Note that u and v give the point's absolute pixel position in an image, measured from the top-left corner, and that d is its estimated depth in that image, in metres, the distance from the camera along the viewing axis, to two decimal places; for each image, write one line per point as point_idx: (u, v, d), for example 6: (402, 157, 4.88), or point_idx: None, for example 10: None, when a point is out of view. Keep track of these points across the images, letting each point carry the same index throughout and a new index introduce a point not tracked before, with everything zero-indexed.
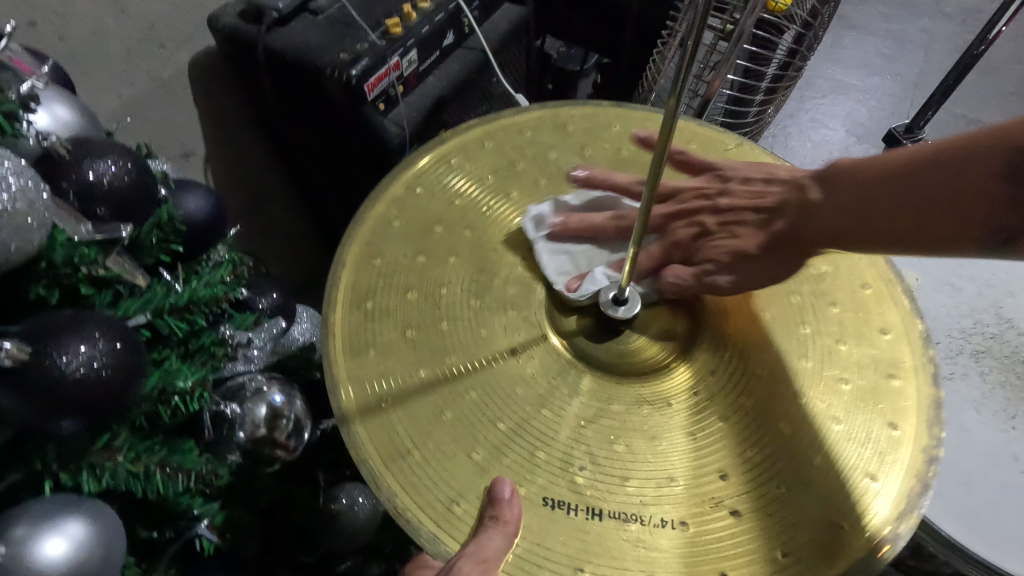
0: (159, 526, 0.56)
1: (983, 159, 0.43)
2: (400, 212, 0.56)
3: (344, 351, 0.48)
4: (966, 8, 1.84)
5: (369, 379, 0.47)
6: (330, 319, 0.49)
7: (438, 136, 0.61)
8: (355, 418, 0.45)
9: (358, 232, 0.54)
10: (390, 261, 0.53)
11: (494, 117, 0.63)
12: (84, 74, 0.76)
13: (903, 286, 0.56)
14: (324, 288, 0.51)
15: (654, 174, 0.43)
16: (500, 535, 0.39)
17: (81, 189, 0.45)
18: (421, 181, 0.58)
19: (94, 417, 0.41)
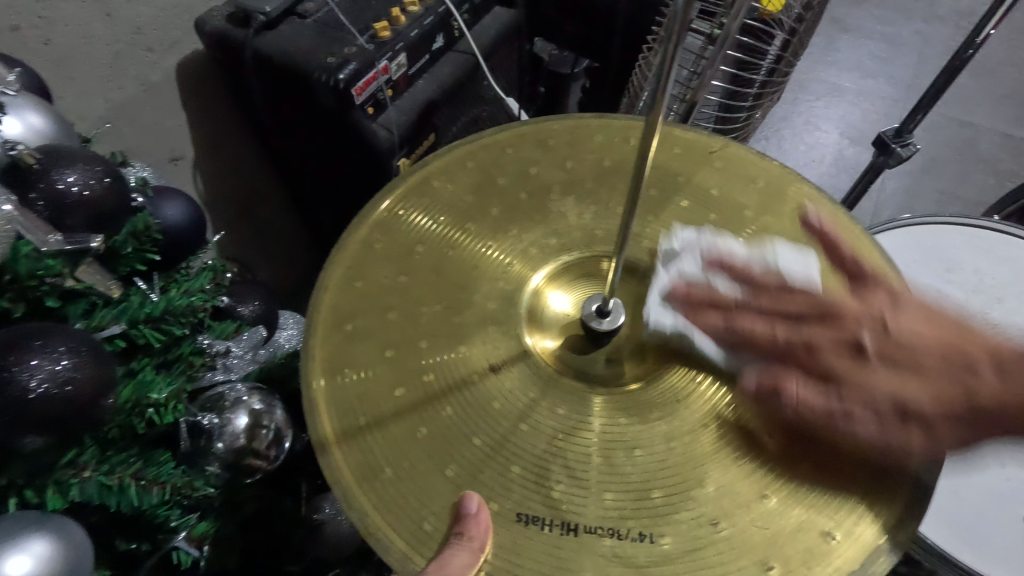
0: (137, 537, 0.56)
1: (980, 364, 0.45)
2: (382, 236, 0.55)
3: (321, 371, 0.48)
4: (960, 10, 1.84)
5: (347, 398, 0.47)
6: (311, 342, 0.49)
7: (421, 158, 0.60)
8: (332, 440, 0.45)
9: (341, 256, 0.53)
10: (373, 282, 0.53)
11: (474, 136, 0.62)
12: (69, 78, 0.76)
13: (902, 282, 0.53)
14: (305, 311, 0.51)
15: (629, 202, 0.43)
16: (464, 552, 0.39)
17: (50, 198, 0.44)
18: (404, 202, 0.56)
19: (63, 431, 0.40)
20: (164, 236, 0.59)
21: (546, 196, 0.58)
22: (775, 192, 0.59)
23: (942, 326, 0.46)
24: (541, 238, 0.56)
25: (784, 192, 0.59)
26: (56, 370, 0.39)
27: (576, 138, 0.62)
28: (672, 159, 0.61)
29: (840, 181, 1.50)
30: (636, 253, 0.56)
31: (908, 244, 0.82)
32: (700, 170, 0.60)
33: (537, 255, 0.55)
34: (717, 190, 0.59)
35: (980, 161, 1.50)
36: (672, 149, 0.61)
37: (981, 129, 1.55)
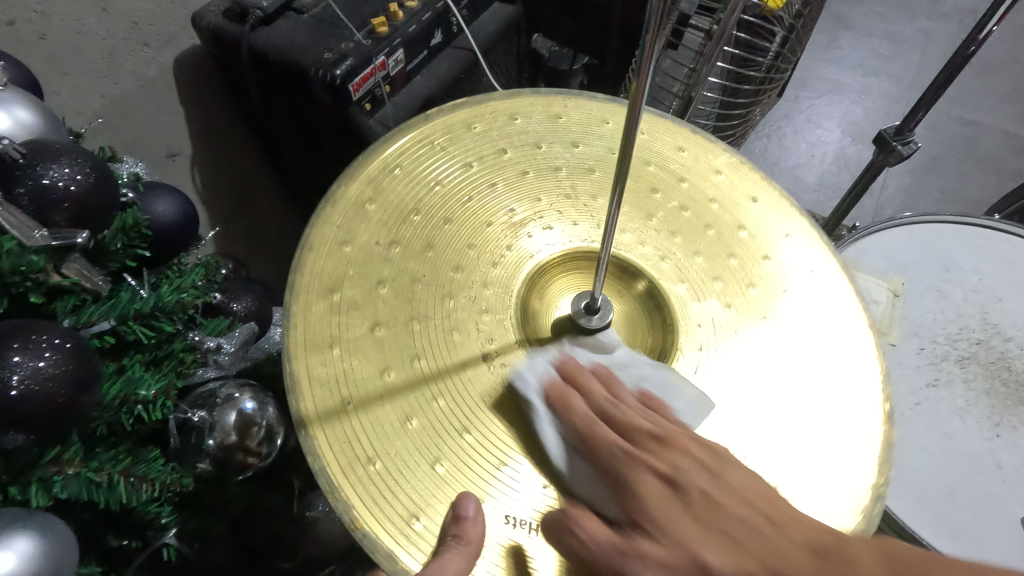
0: (128, 534, 0.55)
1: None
2: (375, 195, 0.53)
3: (306, 346, 0.46)
4: (963, 8, 1.83)
5: (331, 378, 0.45)
6: (293, 308, 0.47)
7: (423, 114, 0.59)
8: (314, 422, 0.44)
9: (331, 214, 0.52)
10: (362, 248, 0.51)
11: (485, 99, 0.61)
12: (64, 73, 0.76)
13: (866, 308, 0.54)
14: (289, 271, 0.49)
15: (617, 189, 0.42)
16: (461, 556, 0.38)
17: (35, 195, 0.43)
18: (402, 163, 0.55)
19: (47, 429, 0.39)
20: (153, 233, 0.59)
21: (541, 186, 0.58)
22: (767, 216, 0.58)
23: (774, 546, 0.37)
24: (535, 232, 0.55)
25: (778, 219, 0.58)
26: (38, 367, 0.38)
27: (582, 119, 0.62)
28: (669, 156, 0.60)
29: (841, 180, 1.49)
30: (632, 250, 0.55)
31: (908, 242, 0.82)
32: (696, 168, 0.60)
33: (531, 247, 0.55)
34: (713, 188, 0.58)
35: (982, 160, 1.49)
36: (670, 146, 0.61)
37: (984, 128, 1.54)
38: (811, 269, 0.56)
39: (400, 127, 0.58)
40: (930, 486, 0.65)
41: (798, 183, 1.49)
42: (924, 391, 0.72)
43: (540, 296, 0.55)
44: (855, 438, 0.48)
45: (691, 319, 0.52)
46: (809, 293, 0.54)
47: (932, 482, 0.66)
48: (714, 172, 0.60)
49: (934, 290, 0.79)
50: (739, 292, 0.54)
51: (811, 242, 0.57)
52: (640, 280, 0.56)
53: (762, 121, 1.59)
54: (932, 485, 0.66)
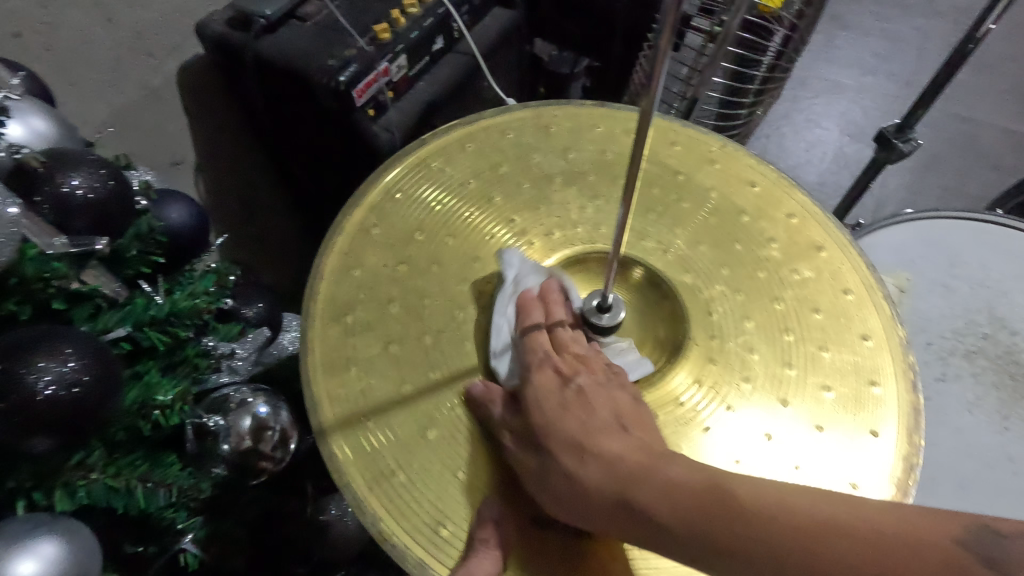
0: (145, 540, 0.56)
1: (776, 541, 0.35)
2: (379, 221, 0.55)
3: (323, 369, 0.48)
4: (959, 6, 1.84)
5: (350, 396, 0.47)
6: (309, 333, 0.49)
7: (418, 139, 0.60)
8: (335, 438, 0.45)
9: (338, 243, 0.53)
10: (370, 271, 0.53)
11: (474, 118, 0.62)
12: (71, 84, 0.76)
13: (884, 292, 0.54)
14: (303, 303, 0.50)
15: (625, 198, 0.43)
16: (489, 560, 0.39)
17: (55, 202, 0.44)
18: (402, 188, 0.57)
19: (71, 434, 0.40)
20: (168, 238, 0.59)
21: (548, 187, 0.59)
22: (770, 199, 0.59)
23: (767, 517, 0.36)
24: (543, 233, 0.56)
25: (780, 200, 0.59)
26: (64, 372, 0.39)
27: (576, 126, 0.63)
28: (672, 155, 0.61)
29: (840, 178, 1.50)
30: (639, 249, 0.56)
31: (912, 239, 0.82)
32: (702, 168, 0.60)
33: (541, 245, 0.56)
34: (717, 187, 0.59)
35: (982, 156, 1.50)
36: (673, 146, 0.61)
37: (981, 124, 1.55)
38: (820, 250, 0.56)
39: (397, 153, 0.59)
40: (942, 480, 0.66)
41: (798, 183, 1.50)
42: (934, 385, 0.73)
43: None
44: (877, 427, 0.48)
45: (702, 308, 0.53)
46: (820, 273, 0.55)
47: (945, 476, 0.66)
48: (708, 161, 0.61)
49: (939, 284, 0.80)
50: (750, 278, 0.54)
51: (819, 223, 0.58)
52: (636, 269, 0.56)
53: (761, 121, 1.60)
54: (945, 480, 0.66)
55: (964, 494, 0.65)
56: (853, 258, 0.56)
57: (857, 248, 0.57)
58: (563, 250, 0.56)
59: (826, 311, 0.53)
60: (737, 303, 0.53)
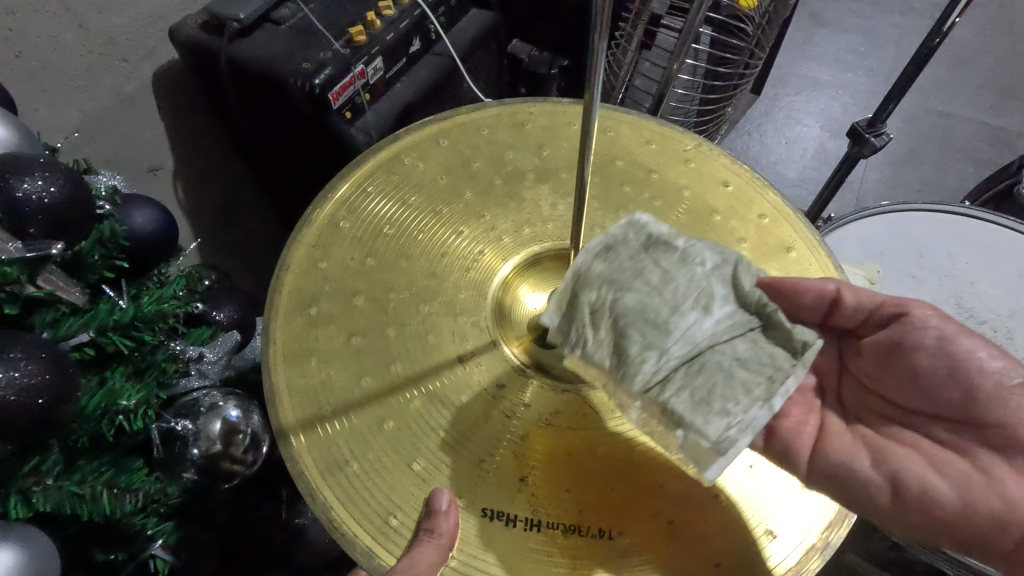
0: (115, 548, 0.55)
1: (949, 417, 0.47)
2: (349, 214, 0.55)
3: (285, 359, 0.48)
4: (935, 3, 1.87)
5: (310, 388, 0.47)
6: (272, 324, 0.49)
7: (393, 133, 0.61)
8: (293, 429, 0.45)
9: (306, 235, 0.53)
10: (337, 264, 0.52)
11: (450, 114, 0.62)
12: (42, 91, 0.76)
13: None
14: (268, 293, 0.51)
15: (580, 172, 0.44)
16: (433, 549, 0.39)
17: (8, 207, 0.43)
18: (373, 181, 0.57)
19: (23, 438, 0.40)
20: (131, 243, 0.59)
21: (520, 182, 0.59)
22: (743, 197, 0.59)
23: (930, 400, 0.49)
24: (513, 227, 0.56)
25: (753, 200, 0.59)
26: (14, 377, 0.38)
27: (551, 124, 0.63)
28: (646, 154, 0.61)
29: (820, 174, 1.51)
30: None
31: (883, 232, 0.83)
32: (673, 165, 0.61)
33: (510, 243, 0.56)
34: (691, 186, 0.59)
35: (958, 150, 1.52)
36: (646, 144, 0.62)
37: (958, 119, 1.57)
38: (790, 250, 0.56)
39: (372, 146, 0.59)
40: None
41: (779, 179, 1.52)
42: None
43: (516, 298, 0.55)
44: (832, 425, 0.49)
45: None
46: (789, 274, 0.55)
47: None
48: (683, 161, 0.61)
49: (908, 276, 0.80)
50: None
51: (790, 224, 0.58)
52: None
53: (742, 119, 1.62)
54: None
55: None
56: (821, 258, 0.57)
57: (828, 250, 0.57)
58: (532, 246, 0.56)
59: None
60: None
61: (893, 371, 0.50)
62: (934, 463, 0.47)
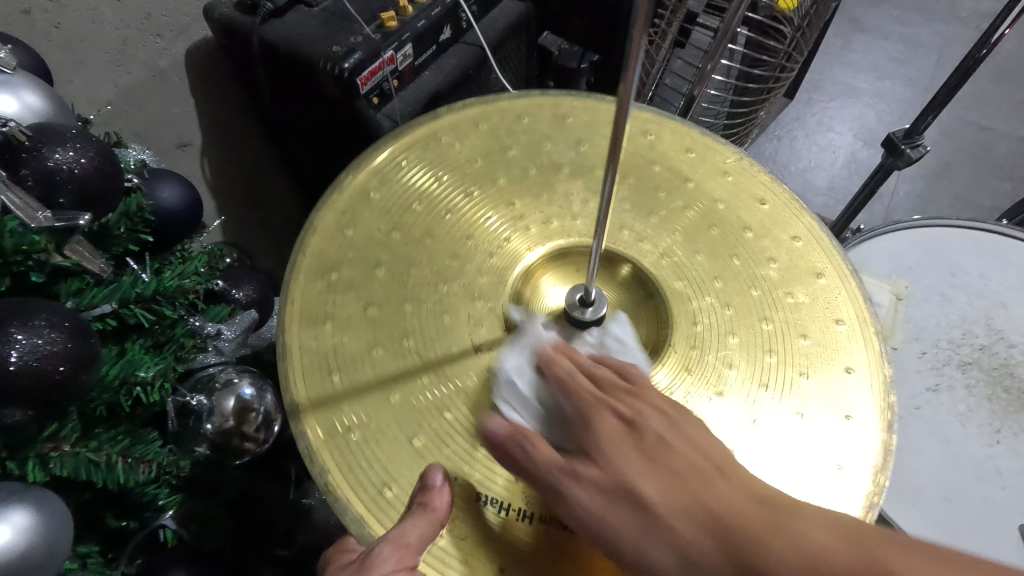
0: (126, 516, 0.58)
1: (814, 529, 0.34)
2: (380, 186, 0.55)
3: (301, 319, 0.48)
4: (981, 12, 1.81)
5: (322, 350, 0.47)
6: (291, 286, 0.50)
7: (432, 112, 0.60)
8: (299, 384, 0.46)
9: (337, 200, 0.54)
10: (363, 234, 0.53)
11: (490, 99, 0.62)
12: (77, 62, 0.77)
13: (878, 329, 0.53)
14: (292, 254, 0.51)
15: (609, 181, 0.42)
16: (426, 522, 0.39)
17: (40, 175, 0.44)
18: (407, 157, 0.57)
19: (46, 405, 0.40)
20: (158, 217, 0.60)
21: (551, 180, 0.58)
22: (778, 218, 0.58)
23: (738, 485, 0.37)
24: (542, 220, 0.56)
25: (788, 222, 0.58)
26: (37, 344, 0.39)
27: (593, 121, 0.62)
28: (683, 160, 0.60)
29: (851, 183, 1.47)
30: (635, 249, 0.56)
31: (914, 247, 0.81)
32: (705, 169, 0.60)
33: (537, 232, 0.55)
34: (725, 198, 0.58)
35: (997, 166, 1.47)
36: (683, 151, 0.61)
37: (999, 135, 1.52)
38: (820, 276, 0.55)
39: (409, 122, 0.59)
40: (929, 491, 0.65)
41: (807, 187, 1.48)
42: (925, 395, 0.71)
43: (537, 291, 0.55)
44: (849, 442, 0.48)
45: (688, 317, 0.52)
46: (816, 300, 0.53)
47: (932, 487, 0.65)
48: (721, 173, 0.60)
49: (938, 293, 0.78)
50: (743, 293, 0.53)
51: (823, 248, 0.56)
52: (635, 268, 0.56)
53: (773, 124, 1.59)
54: (930, 491, 0.65)
55: (949, 506, 0.64)
56: (850, 286, 0.55)
57: (858, 278, 0.55)
58: (557, 239, 0.55)
59: (814, 339, 0.52)
60: (725, 318, 0.52)
61: (661, 457, 0.39)
62: (669, 486, 0.37)
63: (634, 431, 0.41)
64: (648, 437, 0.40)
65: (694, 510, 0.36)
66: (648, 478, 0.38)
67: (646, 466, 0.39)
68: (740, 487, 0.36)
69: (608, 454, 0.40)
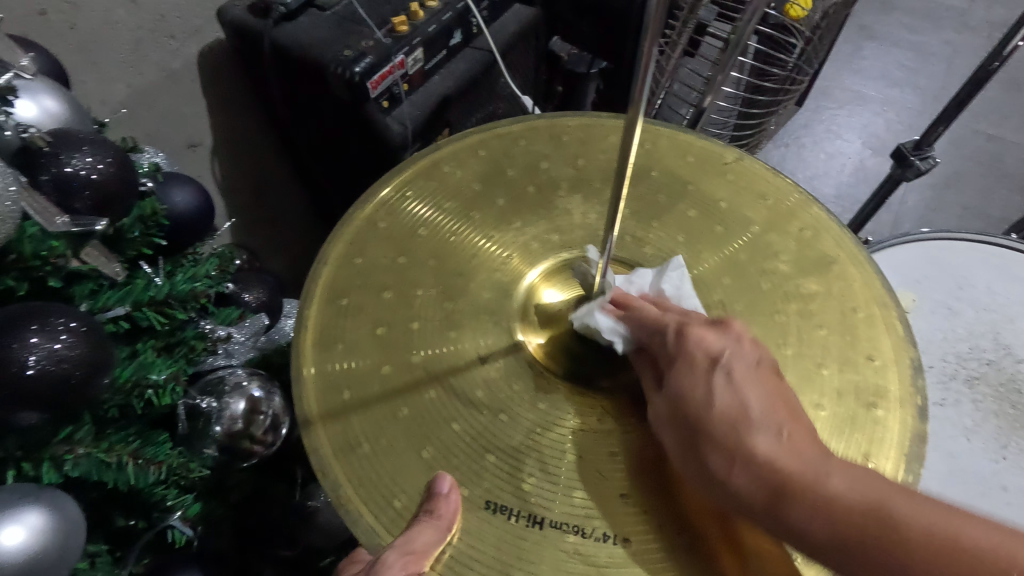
0: (135, 515, 0.58)
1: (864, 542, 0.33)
2: (387, 216, 0.55)
3: (314, 344, 0.49)
4: (992, 21, 1.80)
5: (334, 372, 0.48)
6: (305, 313, 0.50)
7: (434, 142, 0.61)
8: (313, 404, 0.47)
9: (344, 231, 0.54)
10: (372, 261, 0.53)
11: (492, 126, 0.62)
12: (91, 63, 0.78)
13: (897, 312, 0.53)
14: (305, 282, 0.52)
15: (617, 186, 0.43)
16: (430, 529, 0.40)
17: (58, 182, 0.45)
18: (412, 186, 0.57)
19: (59, 408, 0.41)
20: (171, 222, 0.61)
21: (557, 189, 0.58)
22: (784, 212, 0.58)
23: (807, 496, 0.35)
24: (544, 233, 0.56)
25: (795, 211, 0.58)
26: (53, 348, 0.39)
27: (587, 137, 0.62)
28: (685, 167, 0.60)
29: (858, 192, 1.47)
30: (639, 257, 0.56)
31: (919, 259, 0.81)
32: (713, 178, 0.60)
33: (537, 248, 0.55)
34: (727, 198, 0.58)
35: (1008, 176, 1.46)
36: (685, 157, 0.61)
37: (1009, 145, 1.51)
38: (833, 263, 0.55)
39: (414, 154, 0.60)
40: None
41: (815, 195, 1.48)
42: (931, 409, 0.71)
43: (540, 300, 0.54)
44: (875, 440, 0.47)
45: None
46: (832, 289, 0.54)
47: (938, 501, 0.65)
48: (727, 180, 0.60)
49: (945, 307, 0.78)
50: (753, 292, 0.53)
51: (833, 237, 0.57)
52: None
53: (781, 131, 1.58)
54: None
55: None
56: (863, 273, 0.55)
57: (873, 265, 0.56)
58: (560, 253, 0.56)
59: (831, 328, 0.52)
60: (735, 313, 0.52)
61: (703, 425, 0.40)
62: (734, 458, 0.38)
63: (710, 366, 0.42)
64: (717, 429, 0.39)
65: (753, 484, 0.36)
66: (721, 462, 0.38)
67: (694, 435, 0.40)
68: (851, 498, 0.34)
69: (688, 420, 0.41)
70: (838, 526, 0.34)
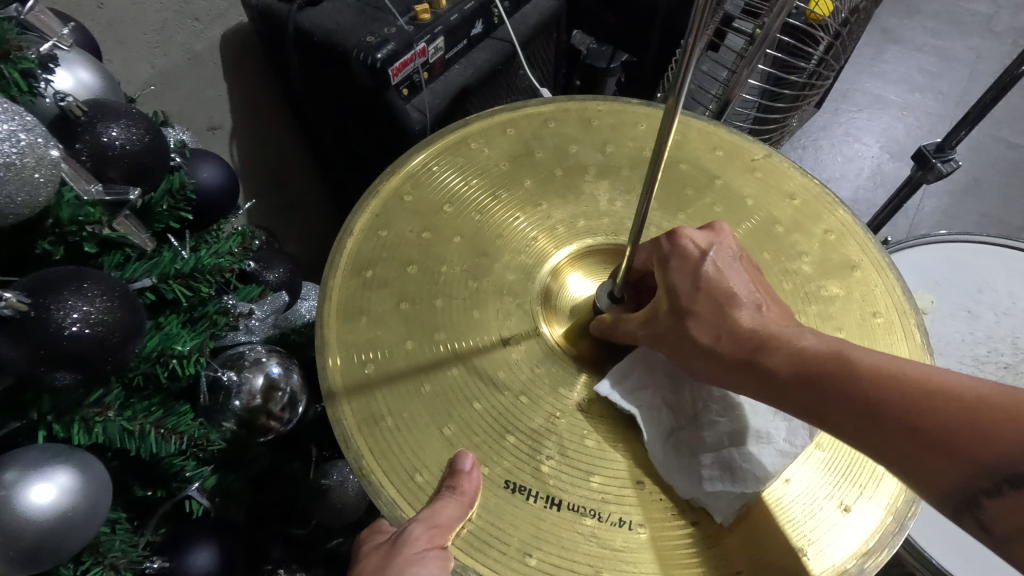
0: (153, 485, 0.60)
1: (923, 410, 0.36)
2: (413, 189, 0.56)
3: (338, 314, 0.50)
4: (1018, 27, 1.78)
5: (357, 343, 0.48)
6: (329, 283, 0.51)
7: (462, 118, 0.61)
8: (336, 375, 0.47)
9: (371, 204, 0.55)
10: (397, 234, 0.54)
11: (520, 105, 0.63)
12: (118, 43, 0.79)
13: (916, 320, 0.53)
14: (329, 253, 0.52)
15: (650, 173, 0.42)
16: (454, 504, 0.40)
17: (94, 150, 0.46)
18: (439, 161, 0.58)
19: (90, 371, 0.42)
20: (198, 197, 0.61)
21: (581, 175, 0.59)
22: (810, 211, 0.58)
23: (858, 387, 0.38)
24: (569, 217, 0.56)
25: (820, 214, 0.58)
26: (90, 311, 0.40)
27: (619, 122, 0.62)
28: (710, 159, 0.60)
29: (875, 196, 1.46)
30: None
31: (939, 262, 0.81)
32: (737, 172, 0.60)
33: (563, 232, 0.56)
34: (754, 195, 0.58)
35: None
36: (710, 149, 0.61)
37: None
38: (855, 270, 0.55)
39: (441, 128, 0.60)
40: None
41: None
42: None
43: (564, 284, 0.55)
44: None
45: None
46: (853, 292, 0.54)
47: None
48: (751, 172, 0.60)
49: (964, 311, 0.78)
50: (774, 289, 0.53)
51: (857, 242, 0.56)
52: None
53: (799, 131, 1.57)
54: None
55: None
56: (885, 280, 0.55)
57: (895, 271, 0.56)
58: (586, 239, 0.56)
59: (850, 332, 0.52)
60: None
61: (741, 350, 0.42)
62: (776, 375, 0.41)
63: (729, 300, 0.44)
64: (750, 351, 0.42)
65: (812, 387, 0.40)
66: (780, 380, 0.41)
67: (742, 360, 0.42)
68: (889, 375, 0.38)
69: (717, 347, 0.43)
70: (888, 396, 0.37)
